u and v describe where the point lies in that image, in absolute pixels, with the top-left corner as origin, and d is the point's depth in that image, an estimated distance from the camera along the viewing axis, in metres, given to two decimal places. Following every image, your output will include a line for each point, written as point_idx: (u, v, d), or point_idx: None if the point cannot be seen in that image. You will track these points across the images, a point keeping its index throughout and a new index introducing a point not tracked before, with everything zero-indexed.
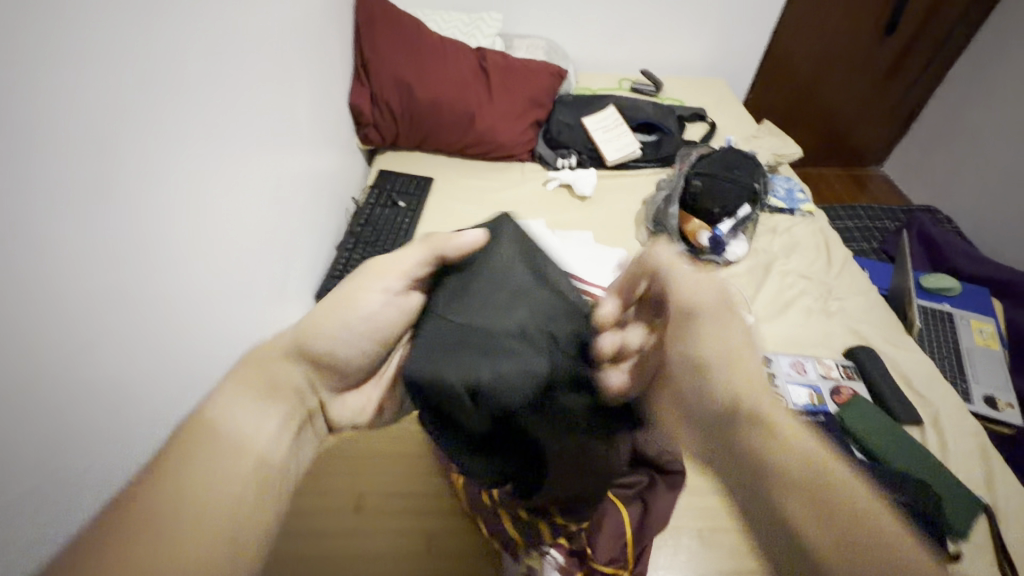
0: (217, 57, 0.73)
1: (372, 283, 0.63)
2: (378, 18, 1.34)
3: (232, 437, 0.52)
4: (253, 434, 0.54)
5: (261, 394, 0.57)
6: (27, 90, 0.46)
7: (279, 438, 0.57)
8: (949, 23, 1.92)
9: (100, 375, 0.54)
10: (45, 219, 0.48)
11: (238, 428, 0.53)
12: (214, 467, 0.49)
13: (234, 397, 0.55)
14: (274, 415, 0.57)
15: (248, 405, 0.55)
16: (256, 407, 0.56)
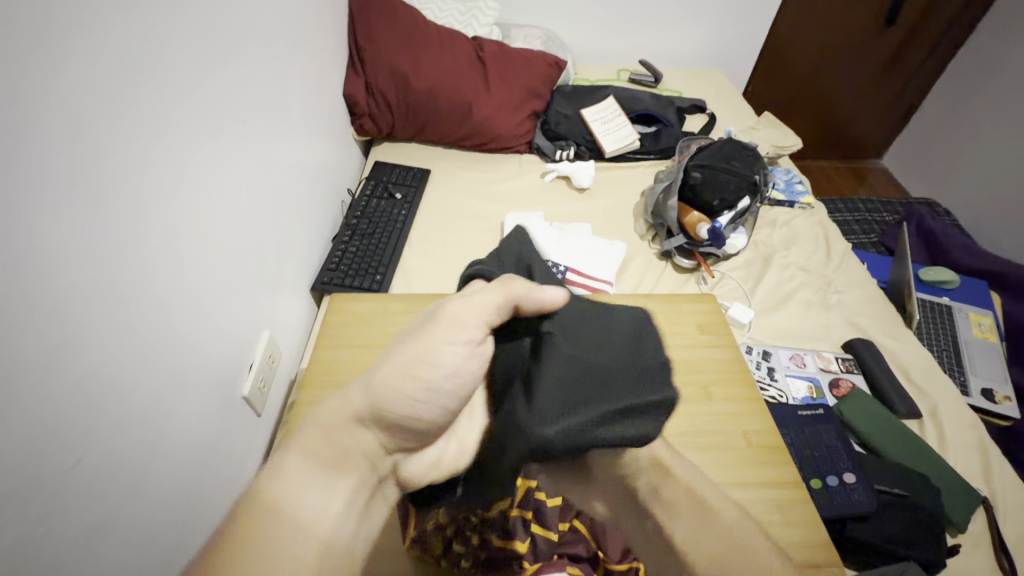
0: (208, 44, 0.71)
1: (448, 334, 0.52)
2: (373, 7, 1.31)
3: (297, 513, 0.43)
4: (321, 510, 0.44)
5: (318, 472, 0.45)
6: (16, 75, 0.44)
7: (346, 520, 0.45)
8: (950, 13, 1.90)
9: (98, 372, 0.52)
10: (40, 210, 0.46)
11: (305, 514, 0.43)
12: (275, 554, 0.40)
13: (296, 465, 0.45)
14: (340, 491, 0.46)
15: (306, 486, 0.44)
16: (311, 485, 0.44)
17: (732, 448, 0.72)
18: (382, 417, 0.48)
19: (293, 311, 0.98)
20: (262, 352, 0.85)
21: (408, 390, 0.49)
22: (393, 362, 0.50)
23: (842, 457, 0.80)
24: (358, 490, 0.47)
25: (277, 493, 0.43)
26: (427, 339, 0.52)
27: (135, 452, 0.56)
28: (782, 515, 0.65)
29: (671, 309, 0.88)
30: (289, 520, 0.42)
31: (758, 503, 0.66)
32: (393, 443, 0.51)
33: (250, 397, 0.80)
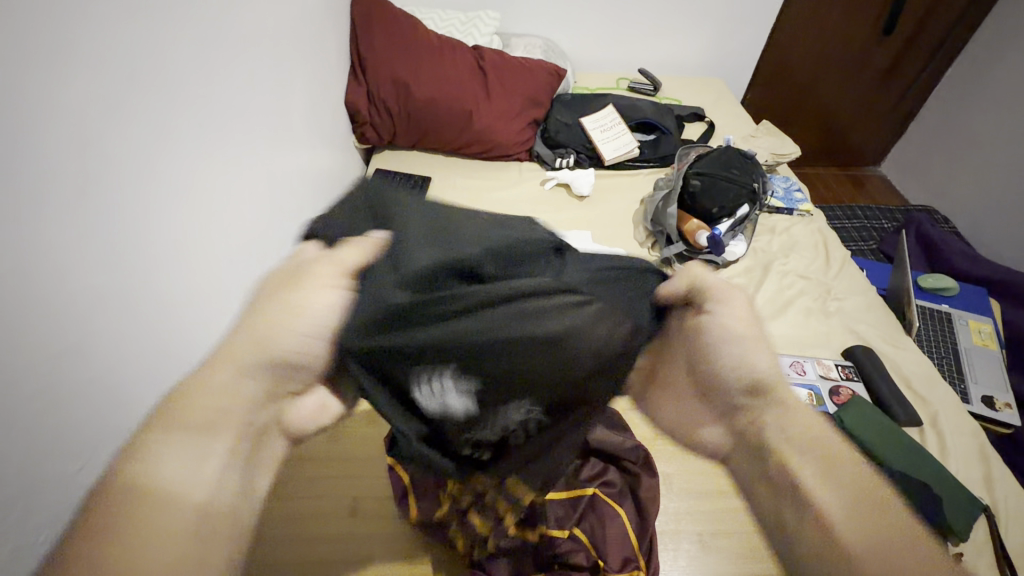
0: (210, 51, 0.72)
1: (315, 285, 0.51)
2: (374, 16, 1.33)
3: (177, 481, 0.43)
4: (196, 474, 0.44)
5: (191, 438, 0.45)
6: (23, 86, 0.45)
7: (226, 479, 0.46)
8: (947, 23, 1.92)
9: (99, 378, 0.53)
10: (49, 223, 0.47)
11: (169, 480, 0.43)
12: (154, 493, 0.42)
13: (164, 436, 0.44)
14: (214, 453, 0.45)
15: (182, 453, 0.44)
16: (189, 449, 0.45)
17: None
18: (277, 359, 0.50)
19: None
20: None
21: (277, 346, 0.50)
22: (258, 323, 0.50)
23: None
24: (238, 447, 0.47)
25: (144, 466, 0.43)
26: (297, 286, 0.51)
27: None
28: None
29: None
30: (163, 494, 0.42)
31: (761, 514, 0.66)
32: (278, 390, 0.51)
33: None
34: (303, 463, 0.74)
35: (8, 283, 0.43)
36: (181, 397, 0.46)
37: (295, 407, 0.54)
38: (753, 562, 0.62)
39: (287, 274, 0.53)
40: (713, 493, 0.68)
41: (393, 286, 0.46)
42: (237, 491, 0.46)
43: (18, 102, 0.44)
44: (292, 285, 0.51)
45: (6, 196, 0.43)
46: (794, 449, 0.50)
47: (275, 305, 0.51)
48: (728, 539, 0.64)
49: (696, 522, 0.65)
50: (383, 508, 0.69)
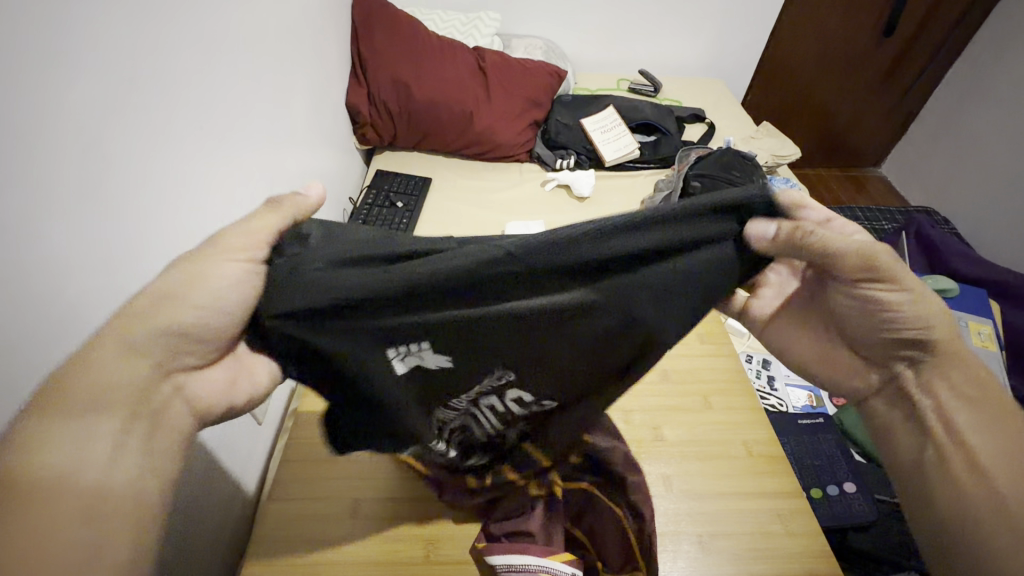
0: (212, 53, 0.72)
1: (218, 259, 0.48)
2: (375, 18, 1.33)
3: (68, 472, 0.40)
4: (88, 462, 0.41)
5: (81, 424, 0.42)
6: (27, 89, 0.45)
7: (122, 463, 0.43)
8: (947, 24, 1.92)
9: None
10: (48, 221, 0.47)
11: (65, 468, 0.40)
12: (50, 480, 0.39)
13: (53, 421, 0.41)
14: (107, 435, 0.42)
15: (70, 441, 0.41)
16: (81, 434, 0.41)
17: (732, 458, 0.72)
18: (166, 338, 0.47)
19: None
20: None
21: (182, 317, 0.47)
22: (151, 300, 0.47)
23: (842, 467, 0.81)
24: (132, 428, 0.44)
25: (29, 455, 0.39)
26: (202, 260, 0.49)
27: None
28: (783, 526, 0.65)
29: None
30: (51, 487, 0.39)
31: (761, 515, 0.66)
32: (168, 363, 0.47)
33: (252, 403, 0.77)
34: (304, 463, 0.74)
35: (8, 286, 0.43)
36: (67, 384, 0.42)
37: (196, 377, 0.51)
38: (753, 563, 0.62)
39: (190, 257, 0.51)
40: (713, 494, 0.68)
41: (311, 267, 0.47)
42: (142, 474, 0.44)
43: (19, 102, 0.44)
44: (198, 260, 0.49)
45: (5, 195, 0.43)
46: (964, 410, 0.54)
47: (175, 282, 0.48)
48: (727, 540, 0.64)
49: (697, 523, 0.66)
50: (382, 509, 0.69)
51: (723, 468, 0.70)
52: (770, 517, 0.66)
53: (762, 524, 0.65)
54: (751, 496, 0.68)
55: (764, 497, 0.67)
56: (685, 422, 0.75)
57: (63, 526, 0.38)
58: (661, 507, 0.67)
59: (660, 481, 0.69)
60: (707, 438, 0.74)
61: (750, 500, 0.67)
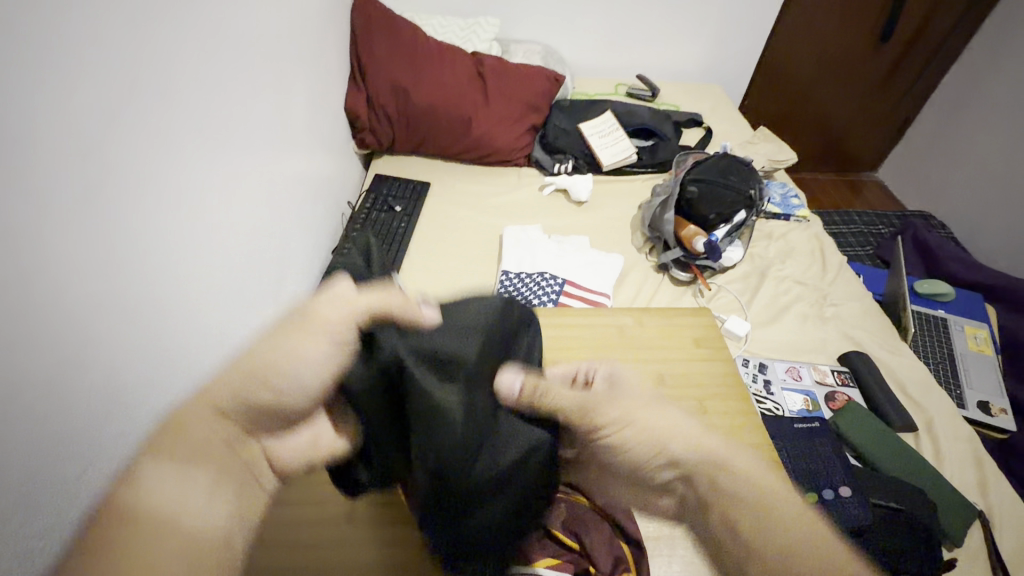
0: (211, 59, 0.73)
1: (310, 334, 0.56)
2: (374, 22, 1.34)
3: (173, 505, 0.46)
4: (186, 501, 0.47)
5: (183, 469, 0.49)
6: (22, 94, 0.45)
7: (212, 505, 0.49)
8: (943, 29, 1.93)
9: (101, 385, 0.53)
10: (41, 226, 0.47)
11: (165, 501, 0.46)
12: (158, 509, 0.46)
13: (163, 468, 0.48)
14: (201, 476, 0.50)
15: (169, 483, 0.47)
16: (175, 481, 0.48)
17: None
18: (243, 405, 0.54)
19: None
20: None
21: (259, 395, 0.55)
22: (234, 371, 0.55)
23: (839, 471, 0.81)
24: (220, 480, 0.51)
25: (132, 490, 0.46)
26: (289, 336, 0.56)
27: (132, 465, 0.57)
28: None
29: (668, 323, 0.89)
30: (152, 518, 0.45)
31: None
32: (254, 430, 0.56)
33: None
34: None
35: (7, 288, 0.43)
36: (171, 438, 0.50)
37: (280, 441, 0.59)
38: None
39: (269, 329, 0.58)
40: None
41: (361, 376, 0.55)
42: (226, 515, 0.50)
43: (14, 107, 0.45)
44: (280, 337, 0.56)
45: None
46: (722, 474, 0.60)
47: (251, 356, 0.55)
48: None
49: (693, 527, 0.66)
50: (377, 513, 0.69)
51: None
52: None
53: None
54: None
55: None
56: None
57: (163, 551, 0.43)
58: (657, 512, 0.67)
59: None
60: None
61: None
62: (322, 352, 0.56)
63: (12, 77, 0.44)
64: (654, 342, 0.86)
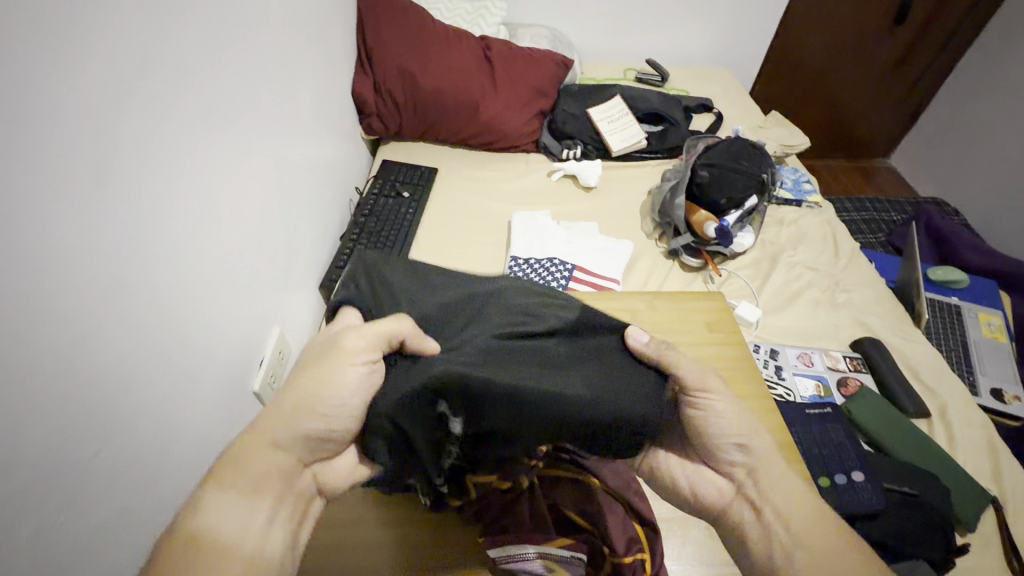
0: (217, 39, 0.72)
1: (334, 363, 0.53)
2: (380, 5, 1.32)
3: (233, 533, 0.46)
4: (246, 530, 0.47)
5: (238, 501, 0.48)
6: (27, 72, 0.44)
7: (270, 533, 0.49)
8: (960, 11, 1.89)
9: (116, 368, 0.53)
10: (50, 209, 0.46)
11: (224, 537, 0.46)
12: (217, 546, 0.45)
13: (217, 493, 0.48)
14: (258, 509, 0.49)
15: (226, 518, 0.47)
16: (232, 515, 0.47)
17: None
18: (296, 436, 0.52)
19: (303, 308, 0.99)
20: (272, 348, 0.85)
21: (310, 424, 0.52)
22: (285, 398, 0.53)
23: (850, 455, 0.80)
24: (278, 506, 0.50)
25: (193, 524, 0.46)
26: (324, 364, 0.53)
27: (150, 445, 0.57)
28: None
29: (679, 307, 0.88)
30: (214, 547, 0.45)
31: None
32: (311, 458, 0.54)
33: (260, 393, 0.81)
34: None
35: (18, 270, 0.43)
36: (226, 465, 0.50)
37: (327, 465, 0.56)
38: None
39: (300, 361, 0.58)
40: None
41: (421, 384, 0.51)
42: (282, 544, 0.49)
43: (21, 85, 0.44)
44: (321, 364, 0.53)
45: (10, 178, 0.42)
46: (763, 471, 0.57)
47: (295, 384, 0.54)
48: None
49: None
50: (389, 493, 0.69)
51: None
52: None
53: None
54: None
55: None
56: None
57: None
58: None
59: None
60: None
61: None
62: (364, 376, 0.53)
63: (19, 55, 0.44)
64: (664, 327, 0.85)
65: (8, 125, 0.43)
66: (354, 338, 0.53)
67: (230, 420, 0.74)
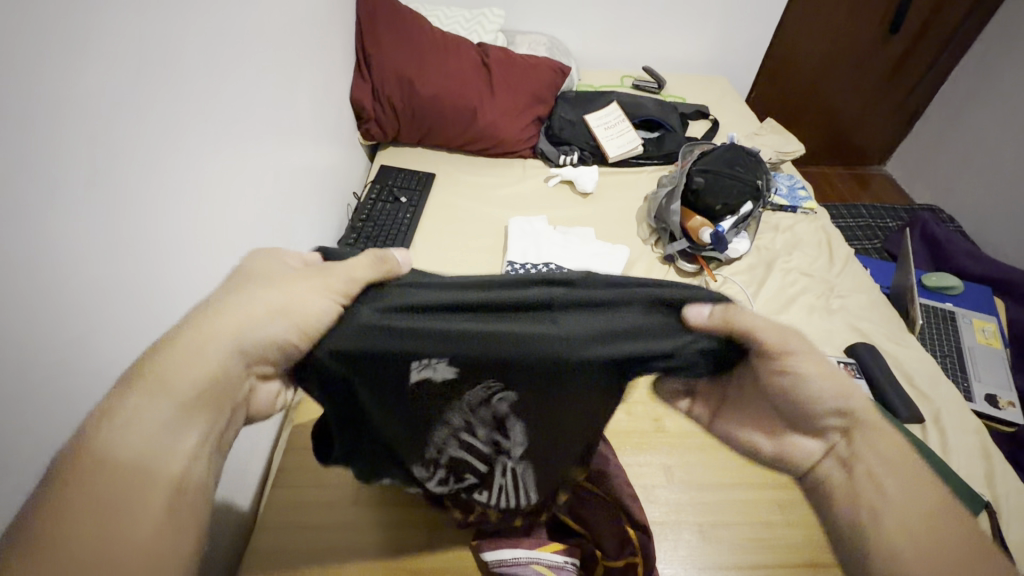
0: (217, 44, 0.72)
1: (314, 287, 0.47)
2: (379, 12, 1.33)
3: (153, 454, 0.42)
4: (171, 449, 0.43)
5: (164, 419, 0.43)
6: (27, 76, 0.45)
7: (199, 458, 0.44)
8: (953, 21, 1.91)
9: (103, 363, 0.54)
10: (44, 208, 0.47)
11: (137, 457, 0.41)
12: (129, 465, 0.41)
13: (139, 405, 0.43)
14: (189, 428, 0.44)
15: (146, 436, 0.42)
16: (154, 433, 0.42)
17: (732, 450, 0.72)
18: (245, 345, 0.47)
19: None
20: None
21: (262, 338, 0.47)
22: (234, 310, 0.47)
23: None
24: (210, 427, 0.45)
25: (108, 434, 0.41)
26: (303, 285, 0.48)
27: None
28: (783, 516, 0.65)
29: None
30: (123, 468, 0.41)
31: (761, 506, 0.66)
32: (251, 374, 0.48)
33: None
34: (308, 450, 0.75)
35: (8, 262, 0.44)
36: (155, 374, 0.44)
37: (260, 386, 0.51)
38: (752, 553, 0.62)
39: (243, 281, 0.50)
40: (714, 484, 0.68)
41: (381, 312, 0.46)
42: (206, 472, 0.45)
43: (20, 89, 0.45)
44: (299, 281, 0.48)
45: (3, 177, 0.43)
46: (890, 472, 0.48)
47: (243, 303, 0.48)
48: (727, 529, 0.64)
49: (697, 513, 0.66)
50: (383, 497, 0.70)
51: (722, 460, 0.70)
52: (773, 509, 0.66)
53: (761, 514, 0.65)
54: (749, 487, 0.68)
55: (763, 488, 0.68)
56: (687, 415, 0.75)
57: (138, 513, 0.40)
58: (662, 497, 0.67)
59: (662, 471, 0.70)
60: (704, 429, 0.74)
61: (748, 491, 0.67)
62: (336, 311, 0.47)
63: (23, 63, 0.45)
64: None
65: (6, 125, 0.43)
66: (336, 271, 0.48)
67: None
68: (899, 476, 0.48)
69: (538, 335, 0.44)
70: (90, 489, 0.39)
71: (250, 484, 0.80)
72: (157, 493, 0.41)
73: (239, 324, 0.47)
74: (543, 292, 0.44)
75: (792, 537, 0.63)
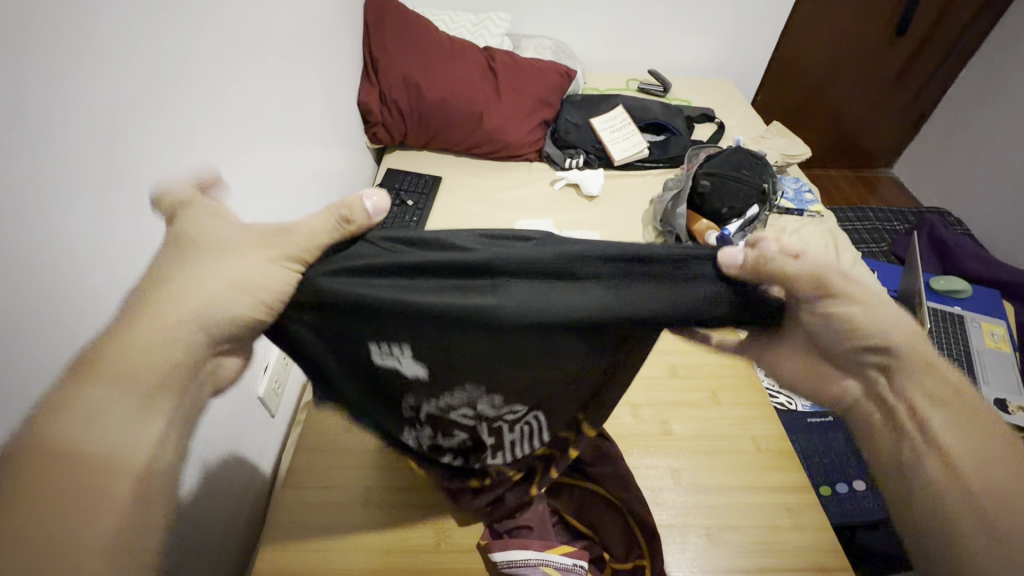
0: (226, 50, 0.73)
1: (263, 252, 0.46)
2: (386, 18, 1.35)
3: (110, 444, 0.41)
4: (129, 440, 0.42)
5: (121, 405, 0.42)
6: (45, 85, 0.46)
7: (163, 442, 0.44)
8: (960, 24, 1.91)
9: None
10: (64, 216, 0.47)
11: (97, 444, 0.41)
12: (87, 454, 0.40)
13: (93, 391, 0.42)
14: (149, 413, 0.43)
15: (103, 424, 0.41)
16: (112, 419, 0.42)
17: (739, 453, 0.72)
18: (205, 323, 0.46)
19: None
20: (277, 354, 0.86)
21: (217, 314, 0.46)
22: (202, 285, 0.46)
23: (852, 465, 0.81)
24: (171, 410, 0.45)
25: (62, 423, 0.40)
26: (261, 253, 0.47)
27: None
28: (791, 520, 0.65)
29: None
30: (82, 456, 0.40)
31: (770, 510, 0.66)
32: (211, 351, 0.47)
33: (264, 399, 0.82)
34: (316, 452, 0.75)
35: (32, 270, 0.45)
36: (109, 362, 0.43)
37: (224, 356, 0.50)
38: (761, 556, 0.62)
39: (199, 248, 0.47)
40: (721, 487, 0.68)
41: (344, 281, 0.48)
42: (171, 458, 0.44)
43: (39, 99, 0.45)
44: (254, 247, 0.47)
45: (25, 186, 0.44)
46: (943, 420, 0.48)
47: (216, 280, 0.46)
48: (735, 532, 0.64)
49: (705, 516, 0.66)
50: (392, 498, 0.70)
51: (729, 464, 0.70)
52: (780, 513, 0.66)
53: (770, 518, 0.65)
54: (757, 490, 0.68)
55: (771, 491, 0.68)
56: (695, 418, 0.75)
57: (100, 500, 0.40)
58: (670, 500, 0.67)
59: (670, 474, 0.70)
60: (711, 432, 0.74)
61: (756, 494, 0.67)
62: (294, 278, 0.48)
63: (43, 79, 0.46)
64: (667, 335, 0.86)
65: (27, 134, 0.44)
66: (299, 229, 0.47)
67: (236, 424, 0.75)
68: (953, 421, 0.48)
69: (486, 305, 0.46)
70: (48, 480, 0.39)
71: (256, 485, 0.81)
72: (117, 484, 0.41)
73: (204, 299, 0.46)
74: (493, 257, 0.47)
75: (800, 540, 0.63)
